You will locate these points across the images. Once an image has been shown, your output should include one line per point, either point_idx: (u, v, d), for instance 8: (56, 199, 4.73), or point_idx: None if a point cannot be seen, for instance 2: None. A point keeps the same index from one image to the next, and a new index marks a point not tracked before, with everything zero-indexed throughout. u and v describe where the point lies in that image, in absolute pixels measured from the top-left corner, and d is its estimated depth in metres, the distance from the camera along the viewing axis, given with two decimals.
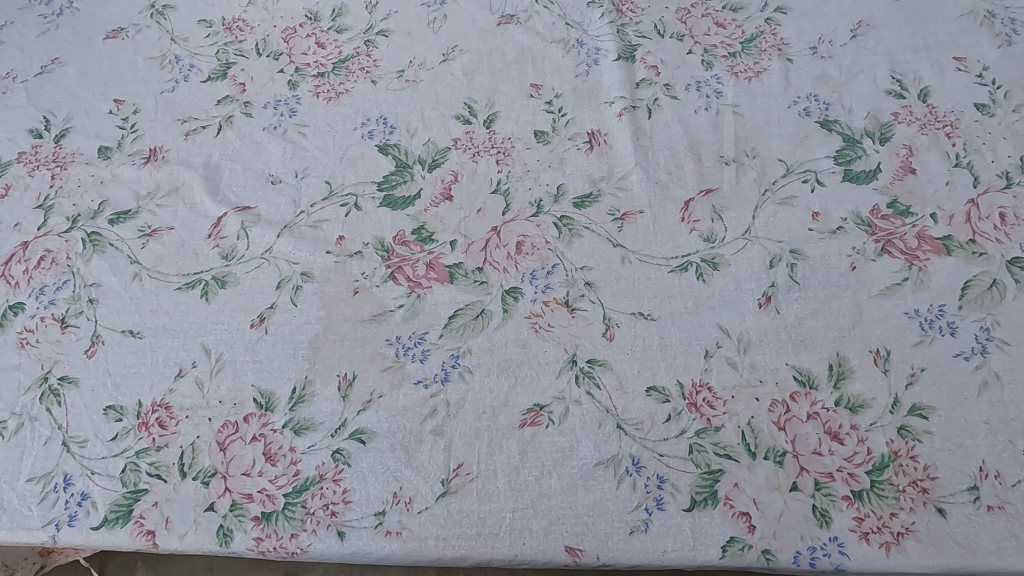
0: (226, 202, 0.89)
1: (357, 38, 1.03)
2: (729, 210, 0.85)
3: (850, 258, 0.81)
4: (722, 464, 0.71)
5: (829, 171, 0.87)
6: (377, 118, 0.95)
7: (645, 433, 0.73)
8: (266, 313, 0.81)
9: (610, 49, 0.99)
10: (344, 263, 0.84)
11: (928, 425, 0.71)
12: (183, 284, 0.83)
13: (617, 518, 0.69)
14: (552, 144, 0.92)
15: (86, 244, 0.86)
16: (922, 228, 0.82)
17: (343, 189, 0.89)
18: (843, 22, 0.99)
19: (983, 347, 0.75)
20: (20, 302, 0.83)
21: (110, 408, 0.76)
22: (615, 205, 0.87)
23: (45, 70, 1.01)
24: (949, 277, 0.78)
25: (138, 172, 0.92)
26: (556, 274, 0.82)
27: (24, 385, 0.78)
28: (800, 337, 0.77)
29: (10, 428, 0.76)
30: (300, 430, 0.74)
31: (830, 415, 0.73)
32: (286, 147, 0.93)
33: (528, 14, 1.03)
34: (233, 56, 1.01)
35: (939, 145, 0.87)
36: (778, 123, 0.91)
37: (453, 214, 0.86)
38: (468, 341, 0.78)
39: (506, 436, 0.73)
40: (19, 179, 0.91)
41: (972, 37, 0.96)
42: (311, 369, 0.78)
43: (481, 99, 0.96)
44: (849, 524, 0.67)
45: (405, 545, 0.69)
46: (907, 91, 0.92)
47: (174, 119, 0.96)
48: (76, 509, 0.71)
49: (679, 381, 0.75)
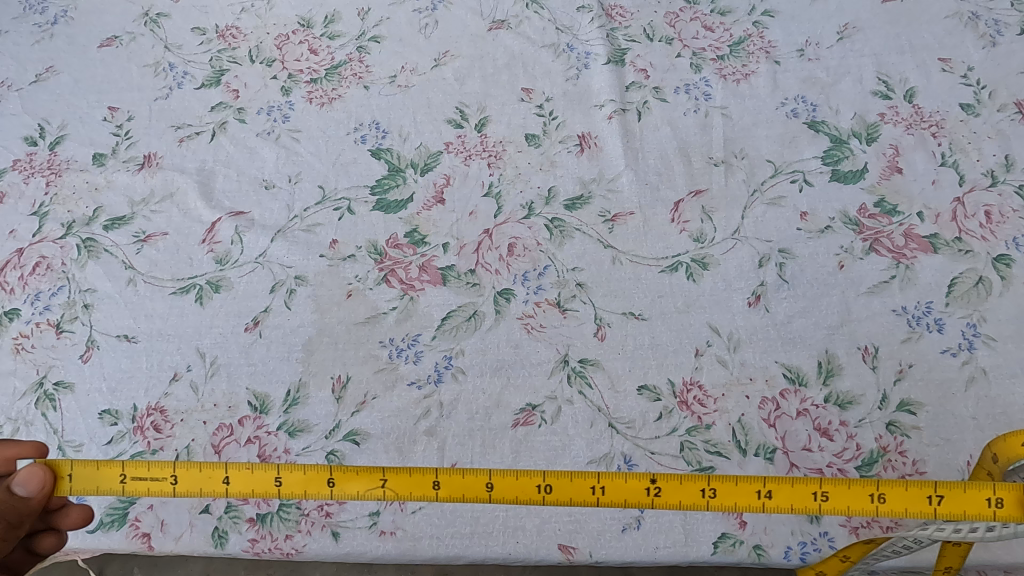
0: (221, 208, 0.90)
1: (350, 44, 1.04)
2: (718, 210, 0.86)
3: (838, 257, 0.82)
4: (713, 462, 0.72)
5: (817, 171, 0.88)
6: (370, 123, 0.96)
7: (637, 431, 0.73)
8: (260, 317, 0.82)
9: (599, 53, 1.00)
10: (337, 267, 0.84)
11: (916, 421, 0.72)
12: (178, 289, 0.84)
13: (609, 515, 0.70)
14: (543, 147, 0.92)
15: (81, 249, 0.87)
16: (908, 226, 0.83)
17: (336, 194, 0.90)
18: (829, 24, 1.01)
19: (970, 343, 0.75)
20: (15, 308, 0.83)
21: (105, 413, 0.77)
22: (605, 206, 0.87)
23: (40, 79, 1.02)
24: (936, 274, 0.79)
25: (132, 178, 0.92)
26: (548, 275, 0.83)
27: (19, 391, 0.78)
28: (790, 334, 0.78)
29: (5, 434, 0.76)
30: (294, 432, 0.75)
31: (819, 412, 0.73)
32: (279, 152, 0.94)
33: (519, 20, 1.05)
34: (226, 63, 1.02)
35: (925, 145, 0.89)
36: (765, 125, 0.92)
37: (445, 217, 0.87)
38: (461, 342, 0.79)
39: (499, 436, 0.74)
40: (13, 187, 0.92)
41: (956, 38, 0.97)
42: (305, 371, 0.78)
43: (473, 104, 0.97)
44: (839, 519, 0.68)
45: (399, 544, 0.70)
46: (893, 92, 0.93)
47: (168, 126, 0.97)
48: None
49: (670, 379, 0.76)
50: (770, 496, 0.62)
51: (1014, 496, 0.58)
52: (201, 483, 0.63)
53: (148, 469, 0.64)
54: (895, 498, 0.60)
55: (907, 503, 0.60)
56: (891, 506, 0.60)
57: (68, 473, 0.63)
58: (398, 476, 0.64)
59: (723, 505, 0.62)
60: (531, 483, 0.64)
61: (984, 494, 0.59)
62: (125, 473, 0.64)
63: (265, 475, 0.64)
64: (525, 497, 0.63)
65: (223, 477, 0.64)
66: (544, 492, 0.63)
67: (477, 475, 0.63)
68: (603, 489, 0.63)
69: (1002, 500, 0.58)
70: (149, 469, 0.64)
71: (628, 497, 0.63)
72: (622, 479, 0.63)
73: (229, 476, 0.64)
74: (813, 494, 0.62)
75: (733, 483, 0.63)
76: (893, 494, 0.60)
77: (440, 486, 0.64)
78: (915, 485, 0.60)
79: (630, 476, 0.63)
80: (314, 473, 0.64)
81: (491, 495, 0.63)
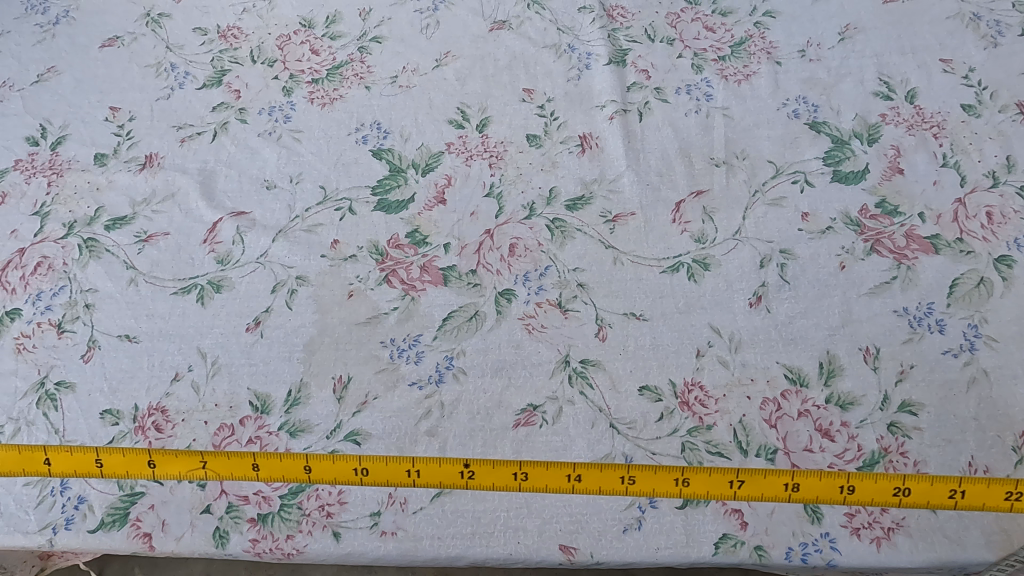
0: (222, 208, 0.90)
1: (351, 44, 1.04)
2: (720, 211, 0.86)
3: (840, 258, 0.82)
4: (714, 462, 0.72)
5: (818, 172, 0.88)
6: (371, 123, 0.96)
7: (638, 432, 0.73)
8: (261, 317, 0.82)
9: (601, 54, 1.00)
10: (338, 267, 0.84)
11: (917, 421, 0.72)
12: (179, 289, 0.84)
13: (611, 516, 0.70)
14: (544, 148, 0.93)
15: (83, 249, 0.87)
16: (909, 227, 0.83)
17: (337, 194, 0.90)
18: (830, 25, 1.01)
19: (971, 344, 0.75)
20: (16, 308, 0.83)
21: (106, 412, 0.77)
22: (607, 207, 0.87)
23: (41, 79, 1.02)
24: (937, 275, 0.79)
25: (133, 178, 0.92)
26: (549, 276, 0.83)
27: (20, 391, 0.78)
28: (791, 335, 0.78)
29: (6, 433, 0.76)
30: (295, 432, 0.75)
31: (820, 412, 0.73)
32: (280, 153, 0.94)
33: (520, 20, 1.05)
34: (228, 63, 1.02)
35: (926, 145, 0.89)
36: (767, 125, 0.92)
37: (447, 218, 0.87)
38: (462, 343, 0.79)
39: (500, 436, 0.74)
40: (15, 187, 0.92)
41: (958, 39, 0.97)
42: (306, 371, 0.78)
43: (474, 104, 0.97)
44: (839, 520, 0.68)
45: (400, 545, 0.70)
46: (894, 93, 0.93)
47: (170, 126, 0.97)
48: (73, 513, 0.72)
49: (671, 380, 0.76)
50: (633, 481, 0.70)
51: (809, 482, 0.69)
52: (25, 464, 0.73)
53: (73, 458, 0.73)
54: (699, 482, 0.70)
55: (709, 488, 0.69)
56: (694, 489, 0.69)
57: None
58: (217, 459, 0.73)
59: (534, 486, 0.71)
60: (346, 466, 0.72)
61: (783, 480, 0.69)
62: (48, 457, 0.73)
63: (84, 457, 0.73)
64: (341, 478, 0.71)
65: (45, 458, 0.73)
66: (413, 476, 0.71)
67: (294, 459, 0.73)
68: (418, 473, 0.72)
69: (801, 485, 0.69)
70: (70, 456, 0.73)
71: (441, 479, 0.71)
72: (489, 466, 0.72)
73: (51, 458, 0.73)
74: (620, 477, 0.70)
75: (544, 468, 0.72)
76: (752, 481, 0.69)
77: (311, 469, 0.72)
78: (715, 471, 0.70)
79: (444, 462, 0.72)
80: (134, 455, 0.73)
81: (306, 476, 0.72)
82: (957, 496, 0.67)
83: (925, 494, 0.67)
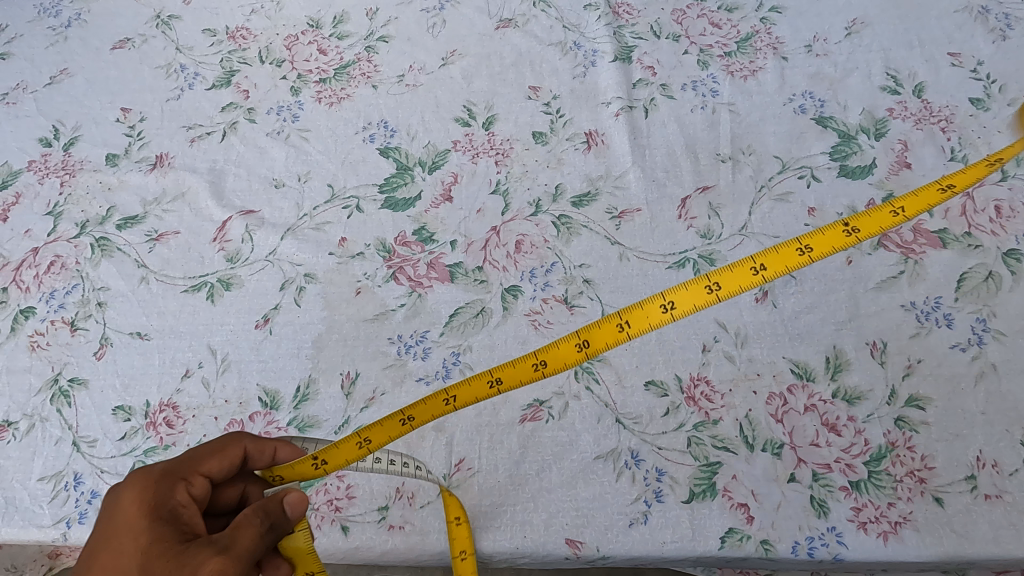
0: (231, 207, 0.91)
1: (358, 44, 1.04)
2: (726, 206, 0.86)
3: (846, 252, 0.82)
4: (721, 457, 0.72)
5: (825, 167, 0.87)
6: (378, 122, 0.97)
7: (644, 427, 0.74)
8: (270, 314, 0.83)
9: (606, 51, 1.00)
10: (346, 264, 0.85)
11: (924, 416, 0.72)
12: (190, 287, 0.85)
13: (617, 510, 0.71)
14: (550, 145, 0.93)
15: (95, 248, 0.88)
16: (918, 221, 0.82)
17: (345, 192, 0.91)
18: (837, 20, 1.00)
19: (980, 338, 0.75)
20: (31, 306, 0.85)
21: (118, 408, 0.78)
22: (612, 203, 0.88)
23: (54, 81, 1.04)
24: (945, 269, 0.79)
25: (145, 178, 0.94)
26: (555, 272, 0.83)
27: (35, 388, 0.80)
28: (798, 330, 0.78)
29: (21, 429, 0.77)
30: (305, 427, 0.76)
31: (827, 407, 0.73)
32: (288, 152, 0.95)
33: (526, 18, 1.05)
34: (236, 64, 1.03)
35: (934, 139, 0.88)
36: (774, 121, 0.92)
37: (453, 215, 0.88)
38: (468, 339, 0.80)
39: (506, 431, 0.75)
40: (30, 188, 0.93)
41: (966, 33, 0.97)
42: (315, 368, 0.79)
43: (480, 102, 0.98)
44: (846, 514, 0.68)
45: (407, 539, 0.71)
46: (902, 87, 0.93)
47: (180, 126, 0.98)
48: (86, 507, 0.73)
49: (677, 374, 0.76)
50: (545, 364, 0.71)
51: (635, 316, 0.71)
52: (649, 318, 0.71)
53: (292, 466, 0.69)
54: (596, 339, 0.71)
55: (605, 340, 0.71)
56: (593, 348, 0.71)
57: (453, 395, 0.70)
58: (416, 408, 0.70)
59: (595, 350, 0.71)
60: (351, 444, 0.69)
61: (574, 341, 0.72)
62: (540, 361, 0.71)
63: (652, 307, 0.72)
64: (481, 393, 0.70)
65: (537, 362, 0.71)
66: (583, 348, 0.71)
67: (437, 394, 0.71)
68: (544, 364, 0.71)
69: (588, 342, 0.71)
70: (558, 348, 0.72)
71: (476, 396, 0.70)
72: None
73: (543, 361, 0.71)
74: (618, 326, 0.71)
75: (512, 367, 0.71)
76: (635, 319, 0.71)
77: (367, 440, 0.69)
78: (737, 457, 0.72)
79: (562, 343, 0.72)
80: (478, 380, 0.71)
81: (450, 405, 0.70)
82: (715, 289, 0.71)
83: (643, 321, 0.71)
